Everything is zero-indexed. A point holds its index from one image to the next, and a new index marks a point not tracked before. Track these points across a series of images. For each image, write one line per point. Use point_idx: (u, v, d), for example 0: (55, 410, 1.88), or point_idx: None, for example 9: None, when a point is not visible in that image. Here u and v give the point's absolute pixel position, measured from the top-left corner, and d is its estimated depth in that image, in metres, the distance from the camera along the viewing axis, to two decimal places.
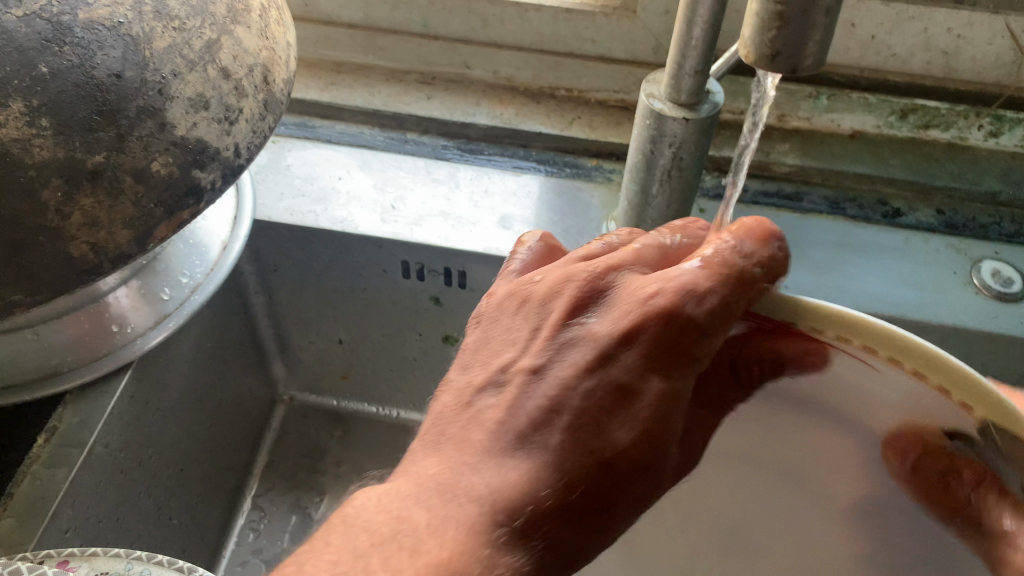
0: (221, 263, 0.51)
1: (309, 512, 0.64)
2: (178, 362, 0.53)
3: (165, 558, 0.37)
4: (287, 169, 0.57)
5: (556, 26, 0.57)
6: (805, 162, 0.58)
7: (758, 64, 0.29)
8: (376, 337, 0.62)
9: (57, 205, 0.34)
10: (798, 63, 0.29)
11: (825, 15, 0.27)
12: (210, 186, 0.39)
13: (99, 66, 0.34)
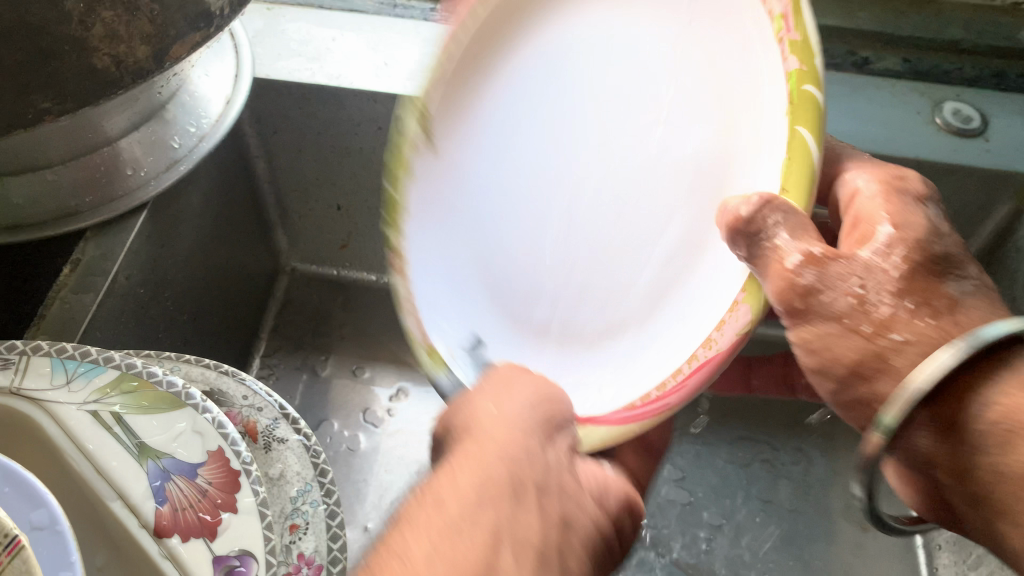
0: (226, 117, 0.53)
1: (316, 370, 0.69)
2: (189, 212, 0.55)
3: (192, 357, 0.41)
4: (283, 33, 0.60)
5: None
6: None
7: None
8: (373, 201, 0.66)
9: (81, 15, 0.37)
10: None
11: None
12: (219, 13, 0.42)
13: None
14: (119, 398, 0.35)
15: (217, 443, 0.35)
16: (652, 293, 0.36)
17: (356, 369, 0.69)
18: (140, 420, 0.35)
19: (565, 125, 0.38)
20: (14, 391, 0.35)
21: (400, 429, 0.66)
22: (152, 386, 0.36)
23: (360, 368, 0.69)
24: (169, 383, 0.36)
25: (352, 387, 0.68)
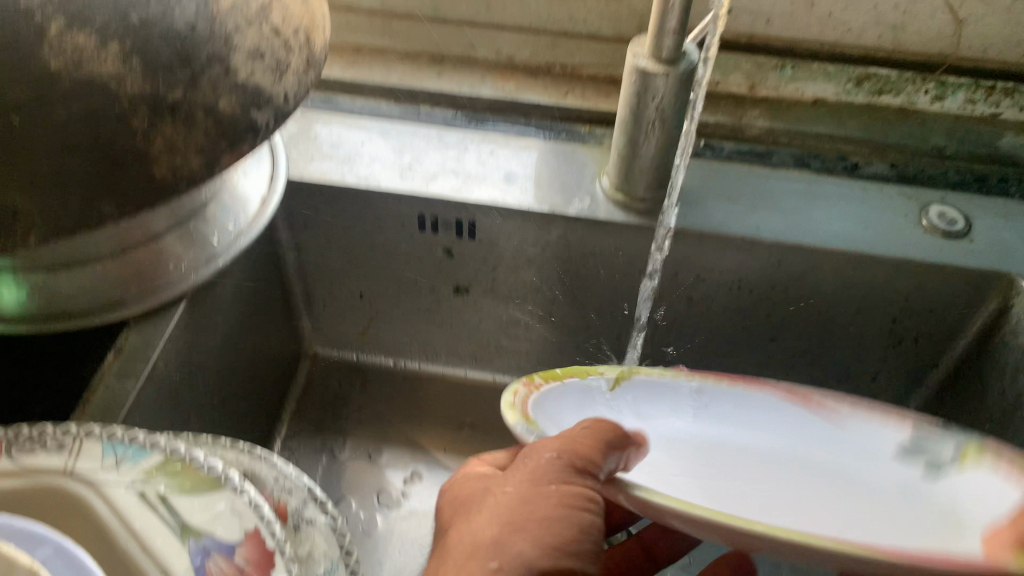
0: (262, 215, 0.58)
1: (335, 453, 0.72)
2: (223, 302, 0.59)
3: (228, 440, 0.44)
4: (315, 138, 0.65)
5: (551, 9, 0.65)
6: (772, 125, 0.66)
7: None
8: (394, 291, 0.70)
9: (143, 131, 0.41)
10: None
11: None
12: (265, 126, 0.46)
13: (178, 19, 0.42)
14: (164, 479, 0.38)
15: (254, 523, 0.38)
16: (793, 508, 0.35)
17: (372, 453, 0.72)
18: (183, 501, 0.38)
19: (784, 485, 0.37)
20: (69, 472, 0.38)
21: (413, 508, 0.69)
22: (195, 468, 0.39)
23: (375, 452, 0.72)
24: (209, 466, 0.39)
25: (369, 470, 0.71)
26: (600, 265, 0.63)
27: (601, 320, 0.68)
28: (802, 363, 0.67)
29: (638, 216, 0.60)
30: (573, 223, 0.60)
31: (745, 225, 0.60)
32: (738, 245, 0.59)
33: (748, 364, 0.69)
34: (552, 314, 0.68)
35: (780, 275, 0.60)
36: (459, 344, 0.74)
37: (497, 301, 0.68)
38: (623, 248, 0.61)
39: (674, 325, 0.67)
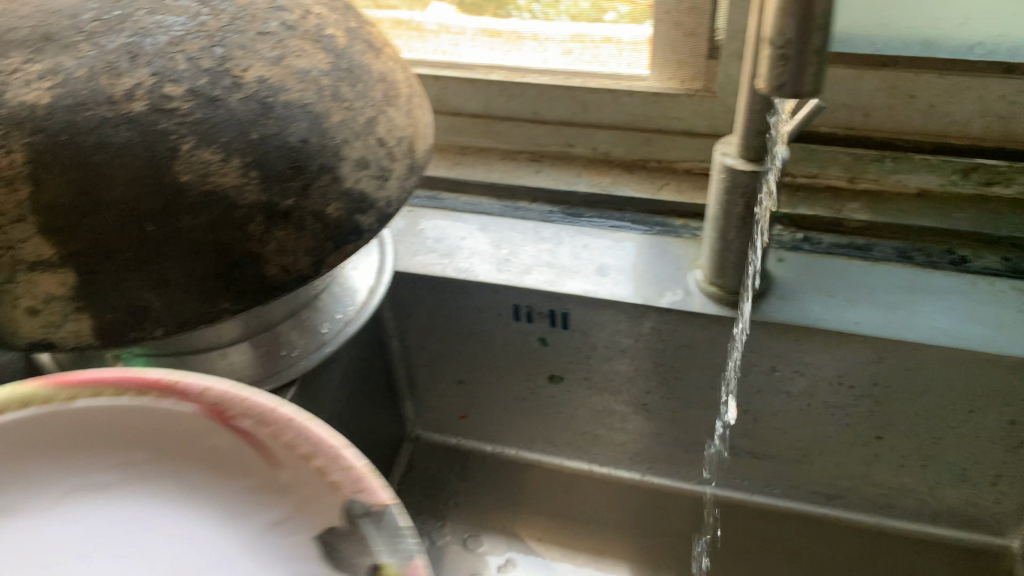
0: (368, 304, 0.62)
1: (433, 537, 0.73)
2: (330, 386, 0.63)
3: None
4: (420, 232, 0.69)
5: (645, 107, 0.68)
6: (873, 218, 0.65)
7: (771, 93, 0.37)
8: (491, 377, 0.72)
9: (259, 235, 0.45)
10: (801, 88, 0.37)
11: (813, 51, 0.36)
12: (370, 229, 0.50)
13: (293, 135, 0.46)
14: None
15: None
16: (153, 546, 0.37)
17: (468, 539, 0.73)
18: None
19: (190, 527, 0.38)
20: None
21: None
22: None
23: (472, 538, 0.73)
24: None
25: (464, 555, 0.71)
26: (693, 357, 0.63)
27: (697, 414, 0.67)
28: (911, 462, 0.64)
29: (732, 308, 0.60)
30: (665, 314, 0.61)
31: (843, 320, 0.58)
32: (836, 340, 0.58)
33: (853, 463, 0.66)
34: (647, 406, 0.68)
35: (881, 371, 0.58)
36: (555, 431, 0.75)
37: (591, 389, 0.69)
38: (716, 341, 0.61)
39: (773, 419, 0.65)
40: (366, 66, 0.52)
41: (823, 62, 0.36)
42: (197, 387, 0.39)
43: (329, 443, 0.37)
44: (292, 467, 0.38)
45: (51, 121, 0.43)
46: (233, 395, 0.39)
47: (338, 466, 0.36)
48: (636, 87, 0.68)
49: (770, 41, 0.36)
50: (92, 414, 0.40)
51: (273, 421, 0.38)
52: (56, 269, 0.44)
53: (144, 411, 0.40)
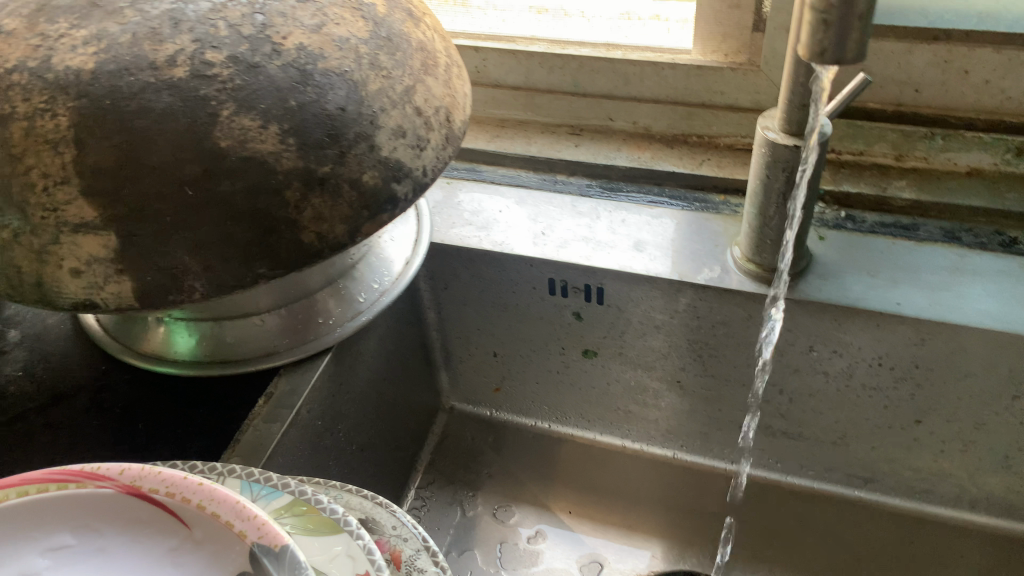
0: (404, 275, 0.63)
1: (464, 508, 0.74)
2: (366, 355, 0.64)
3: (354, 487, 0.47)
4: (457, 205, 0.70)
5: (688, 81, 0.67)
6: (920, 196, 0.63)
7: (811, 58, 0.36)
8: (525, 350, 0.72)
9: (296, 202, 0.46)
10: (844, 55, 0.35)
11: (858, 16, 0.34)
12: (404, 197, 0.50)
13: (330, 102, 0.47)
14: (290, 519, 0.41)
15: (366, 568, 0.39)
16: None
17: (498, 511, 0.73)
18: (304, 540, 0.40)
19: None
20: None
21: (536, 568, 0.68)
22: (318, 511, 0.41)
23: (502, 510, 0.73)
24: (331, 510, 0.42)
25: (495, 526, 0.72)
26: (730, 336, 0.62)
27: (732, 392, 0.67)
28: (952, 448, 0.62)
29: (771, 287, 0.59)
30: (701, 291, 0.60)
31: (884, 300, 0.57)
32: (877, 321, 0.57)
33: (891, 448, 0.65)
34: (681, 383, 0.68)
35: (923, 354, 0.57)
36: (588, 407, 0.75)
37: (625, 364, 0.69)
38: (753, 319, 0.60)
39: (809, 400, 0.64)
40: (405, 35, 0.52)
41: (867, 26, 0.35)
42: (113, 471, 0.35)
43: (235, 499, 0.34)
44: (202, 525, 0.34)
45: (95, 86, 0.44)
46: (148, 472, 0.35)
47: (241, 517, 0.33)
48: (679, 60, 0.67)
49: (813, 6, 0.35)
50: (26, 511, 0.35)
51: (181, 490, 0.35)
52: (98, 231, 0.44)
53: (67, 505, 0.36)
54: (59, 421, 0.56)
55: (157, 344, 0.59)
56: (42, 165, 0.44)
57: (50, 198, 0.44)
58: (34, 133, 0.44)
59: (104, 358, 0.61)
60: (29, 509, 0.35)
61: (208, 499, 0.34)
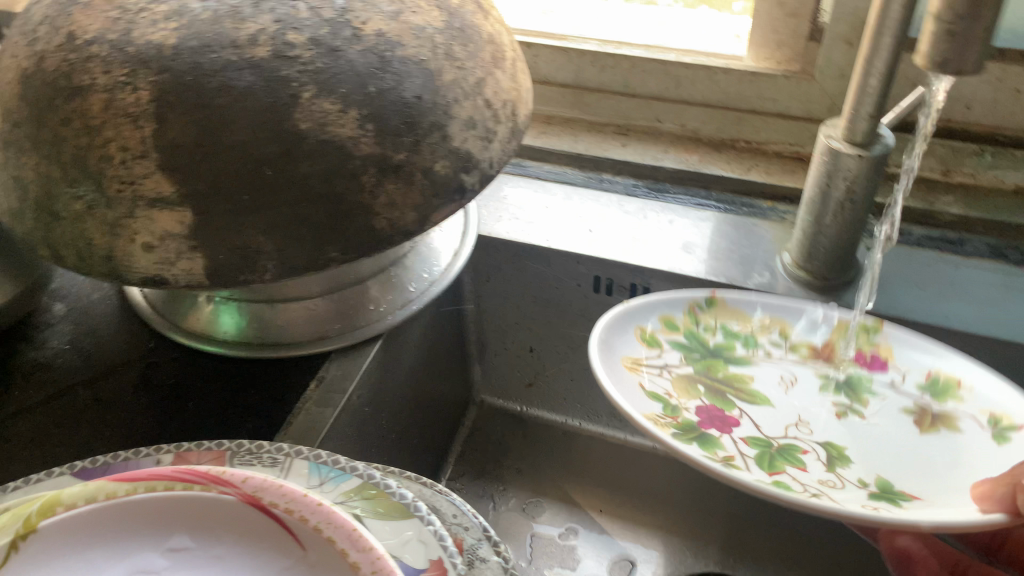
0: (453, 266, 0.63)
1: (495, 502, 0.74)
2: (410, 344, 0.64)
3: (413, 474, 0.48)
4: (504, 199, 0.70)
5: (740, 87, 0.68)
6: (967, 212, 0.64)
7: (930, 69, 0.35)
8: (563, 347, 0.72)
9: (370, 188, 0.46)
10: (963, 66, 0.35)
11: (983, 26, 0.33)
12: (472, 188, 0.51)
13: (408, 90, 0.47)
14: (360, 502, 0.41)
15: (438, 553, 0.39)
16: None
17: (529, 506, 0.73)
18: (376, 523, 0.40)
19: None
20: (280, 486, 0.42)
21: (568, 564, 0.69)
22: (388, 495, 0.42)
23: (533, 507, 0.73)
24: (401, 495, 0.42)
25: (526, 522, 0.72)
26: None
27: None
28: None
29: (817, 293, 0.60)
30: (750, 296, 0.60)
31: (933, 312, 0.57)
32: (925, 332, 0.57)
33: None
34: None
35: None
36: None
37: None
38: None
39: None
40: (477, 27, 0.52)
41: (990, 39, 0.34)
42: (237, 478, 0.38)
43: (352, 527, 0.35)
44: (317, 548, 0.36)
45: (177, 62, 0.44)
46: (270, 485, 0.38)
47: (357, 548, 0.35)
48: (731, 65, 0.68)
49: (937, 15, 0.34)
50: (154, 506, 0.38)
51: (299, 508, 0.37)
52: (173, 207, 0.44)
53: (190, 506, 0.38)
54: (108, 397, 0.56)
55: (206, 322, 0.59)
56: (121, 139, 0.44)
57: (127, 171, 0.44)
58: (114, 105, 0.44)
59: (151, 335, 0.61)
60: (152, 505, 0.38)
61: (326, 522, 0.36)
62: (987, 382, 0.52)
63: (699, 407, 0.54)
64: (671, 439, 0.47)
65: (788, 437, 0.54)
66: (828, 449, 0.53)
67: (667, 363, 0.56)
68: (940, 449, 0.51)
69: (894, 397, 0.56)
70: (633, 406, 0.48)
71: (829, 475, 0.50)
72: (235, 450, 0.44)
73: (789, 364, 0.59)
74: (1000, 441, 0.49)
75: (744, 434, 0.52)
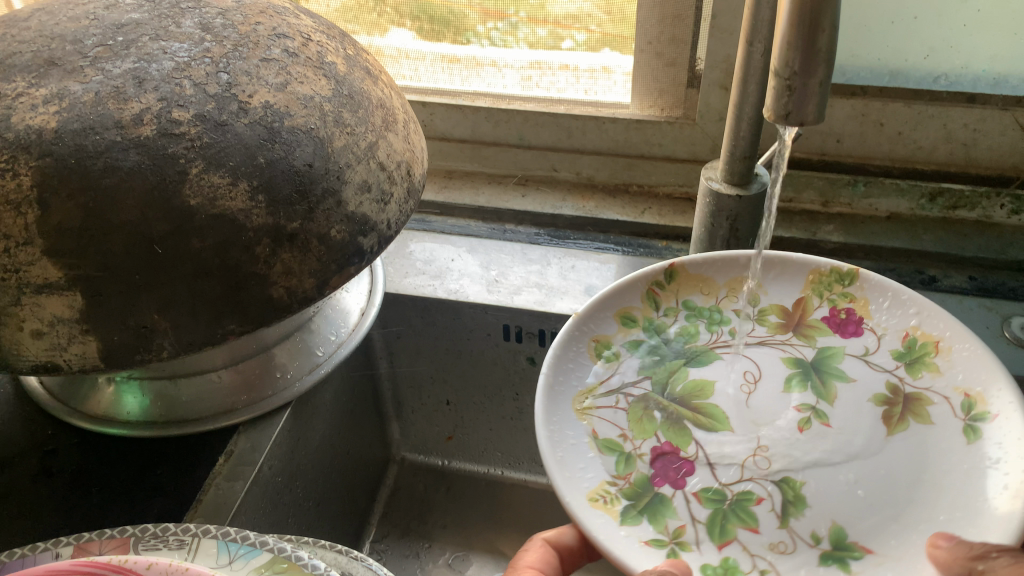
0: (361, 326, 0.63)
1: (420, 557, 0.73)
2: (323, 407, 0.64)
3: (328, 542, 0.47)
4: (409, 255, 0.71)
5: (628, 134, 0.71)
6: (847, 239, 0.68)
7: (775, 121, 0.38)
8: (478, 397, 0.73)
9: (265, 258, 0.46)
10: (805, 117, 0.37)
11: (818, 82, 0.36)
12: (370, 250, 0.52)
13: (298, 159, 0.47)
14: None
15: None
16: None
17: (454, 559, 0.73)
18: None
19: None
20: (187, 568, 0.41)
21: None
22: (299, 568, 0.41)
23: (459, 559, 0.73)
24: (313, 566, 0.41)
25: None
26: None
27: None
28: None
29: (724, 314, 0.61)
30: None
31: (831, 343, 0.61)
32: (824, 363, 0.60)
33: None
34: None
35: None
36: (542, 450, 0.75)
37: None
38: None
39: None
40: (366, 93, 0.53)
41: (826, 93, 0.37)
42: (141, 565, 0.37)
43: None
44: None
45: (58, 145, 0.43)
46: (175, 569, 0.37)
47: None
48: (618, 114, 0.71)
49: (777, 72, 0.37)
50: None
51: None
52: (62, 292, 0.44)
53: None
54: (5, 491, 0.54)
55: (107, 405, 0.57)
56: (2, 226, 0.43)
57: (10, 260, 0.43)
58: None
59: (49, 421, 0.59)
60: None
61: None
62: (966, 358, 0.51)
63: (653, 451, 0.52)
64: (611, 531, 0.45)
65: (744, 481, 0.51)
66: (785, 491, 0.50)
67: (623, 384, 0.55)
68: (907, 452, 0.50)
69: (867, 378, 0.55)
70: (575, 491, 0.46)
71: (783, 535, 0.47)
72: (139, 535, 0.43)
73: (754, 346, 0.59)
74: (971, 436, 0.48)
75: (697, 487, 0.51)
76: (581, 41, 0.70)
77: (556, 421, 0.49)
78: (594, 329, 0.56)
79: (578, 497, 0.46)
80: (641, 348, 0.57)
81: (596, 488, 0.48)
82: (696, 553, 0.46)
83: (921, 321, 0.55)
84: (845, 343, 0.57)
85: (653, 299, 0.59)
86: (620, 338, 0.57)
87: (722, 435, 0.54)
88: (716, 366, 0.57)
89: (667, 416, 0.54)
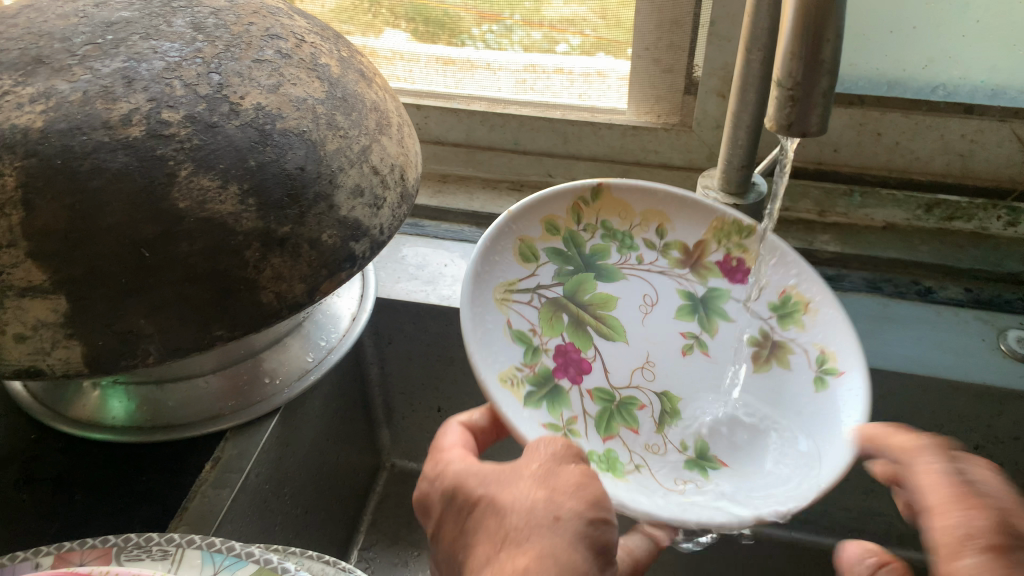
0: (352, 331, 0.62)
1: (409, 565, 0.72)
2: (312, 413, 0.63)
3: (315, 553, 0.46)
4: (402, 259, 0.70)
5: (624, 140, 0.70)
6: (843, 249, 0.67)
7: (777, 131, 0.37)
8: (470, 404, 0.72)
9: (255, 262, 0.46)
10: (808, 128, 0.37)
11: (821, 93, 0.36)
12: (362, 256, 0.51)
13: (290, 162, 0.46)
14: None
15: None
16: None
17: None
18: None
19: None
20: None
21: None
22: None
23: None
24: None
25: None
26: None
27: None
28: None
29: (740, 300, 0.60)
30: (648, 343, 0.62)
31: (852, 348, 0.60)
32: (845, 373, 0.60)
33: None
34: None
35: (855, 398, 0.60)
36: None
37: None
38: None
39: None
40: (359, 95, 0.52)
41: (829, 104, 0.37)
42: None
43: None
44: None
45: (44, 145, 0.42)
46: None
47: None
48: (615, 121, 0.70)
49: (779, 83, 0.36)
50: None
51: None
52: (46, 295, 0.43)
53: None
54: None
55: (91, 410, 0.56)
56: None
57: None
58: None
59: (33, 426, 0.58)
60: None
61: None
62: (828, 320, 0.57)
63: (557, 347, 0.57)
64: (514, 408, 0.49)
65: (632, 388, 0.59)
66: (664, 402, 0.59)
67: (538, 286, 0.58)
68: (762, 388, 0.57)
69: (743, 321, 0.61)
70: (488, 370, 0.50)
71: (658, 440, 0.56)
72: (122, 545, 0.42)
73: (653, 275, 0.63)
74: (819, 386, 0.55)
75: (591, 385, 0.57)
76: (575, 45, 0.68)
77: (480, 307, 0.52)
78: (518, 231, 0.58)
79: (489, 373, 0.50)
80: (559, 255, 0.60)
81: (506, 370, 0.52)
82: (585, 441, 0.53)
83: (800, 281, 0.59)
84: (731, 287, 0.62)
85: (574, 214, 0.61)
86: (540, 242, 0.59)
87: (618, 345, 0.60)
88: (621, 285, 0.62)
89: (572, 319, 0.60)
